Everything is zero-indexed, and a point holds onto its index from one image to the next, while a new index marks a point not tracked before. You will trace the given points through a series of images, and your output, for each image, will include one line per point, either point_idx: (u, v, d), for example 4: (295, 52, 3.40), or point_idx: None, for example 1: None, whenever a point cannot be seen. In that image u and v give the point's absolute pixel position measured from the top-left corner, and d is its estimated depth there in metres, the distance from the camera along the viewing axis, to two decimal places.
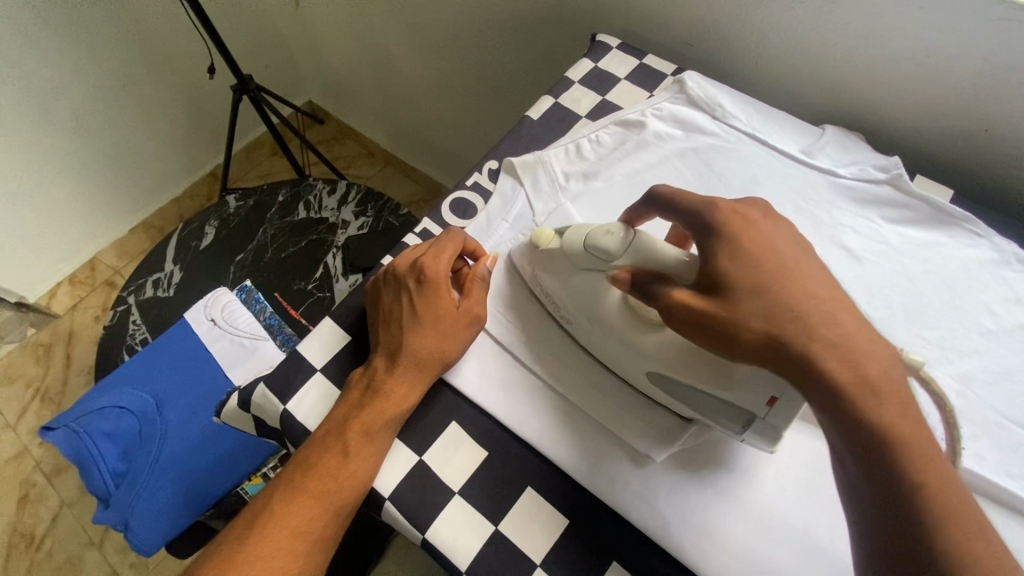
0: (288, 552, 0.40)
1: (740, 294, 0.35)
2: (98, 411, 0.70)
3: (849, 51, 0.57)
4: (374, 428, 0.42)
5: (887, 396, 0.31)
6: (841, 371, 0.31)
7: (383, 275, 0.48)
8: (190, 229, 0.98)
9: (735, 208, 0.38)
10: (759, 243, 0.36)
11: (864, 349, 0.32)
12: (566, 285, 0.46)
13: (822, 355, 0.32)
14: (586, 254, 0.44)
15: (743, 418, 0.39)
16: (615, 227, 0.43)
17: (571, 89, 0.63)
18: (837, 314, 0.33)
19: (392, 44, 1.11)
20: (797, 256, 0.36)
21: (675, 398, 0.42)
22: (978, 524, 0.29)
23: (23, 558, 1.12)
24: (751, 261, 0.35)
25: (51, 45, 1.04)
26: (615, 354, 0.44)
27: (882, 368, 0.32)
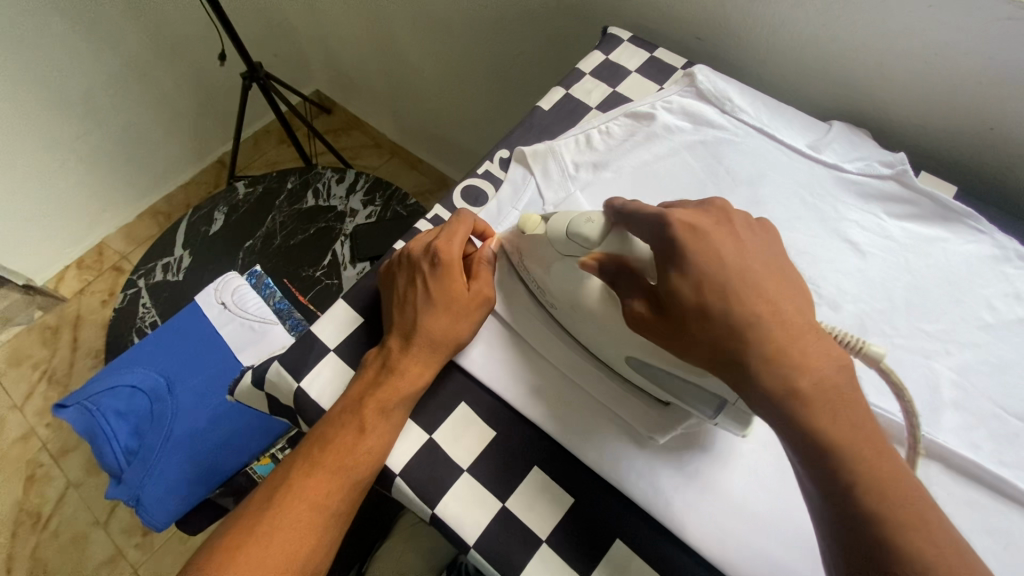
0: (307, 523, 0.42)
1: (690, 319, 0.35)
2: (110, 390, 0.71)
3: (858, 48, 0.58)
4: (389, 406, 0.43)
5: (819, 406, 0.32)
6: (777, 385, 0.33)
7: (398, 259, 0.50)
8: (200, 214, 0.99)
9: (688, 218, 0.37)
10: (698, 254, 0.35)
11: (803, 361, 0.33)
12: (552, 274, 0.45)
13: (763, 375, 0.33)
14: (568, 240, 0.43)
15: (714, 403, 0.39)
16: (595, 215, 0.42)
17: (582, 80, 0.64)
18: (776, 330, 0.33)
19: (402, 34, 1.12)
20: (740, 267, 0.35)
21: (654, 384, 0.42)
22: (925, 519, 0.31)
23: (29, 536, 1.13)
24: (702, 274, 0.35)
25: (63, 29, 1.05)
26: (598, 340, 0.44)
27: (816, 380, 0.33)
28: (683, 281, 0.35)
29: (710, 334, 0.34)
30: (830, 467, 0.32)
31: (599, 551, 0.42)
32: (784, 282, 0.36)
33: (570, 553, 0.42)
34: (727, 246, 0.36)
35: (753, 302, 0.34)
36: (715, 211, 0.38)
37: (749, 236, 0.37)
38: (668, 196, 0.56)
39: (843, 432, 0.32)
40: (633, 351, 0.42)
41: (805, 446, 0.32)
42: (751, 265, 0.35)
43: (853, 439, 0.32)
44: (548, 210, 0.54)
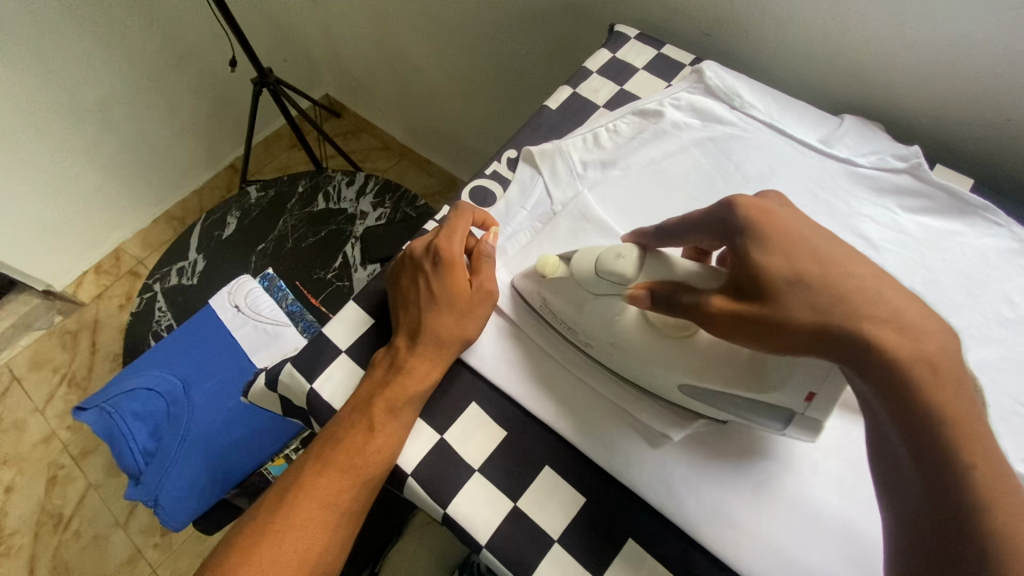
0: (319, 522, 0.42)
1: (791, 283, 0.33)
2: (128, 392, 0.72)
3: (870, 40, 0.57)
4: (397, 405, 0.44)
5: (945, 375, 0.30)
6: (903, 350, 0.31)
7: (402, 260, 0.50)
8: (213, 219, 1.00)
9: (757, 203, 0.36)
10: (796, 229, 0.35)
11: (919, 329, 0.31)
12: (584, 312, 0.45)
13: (888, 341, 0.31)
14: (600, 279, 0.42)
15: (784, 415, 0.39)
16: (626, 250, 0.42)
17: (589, 79, 0.64)
18: (887, 296, 0.32)
19: (410, 37, 1.12)
20: (827, 247, 0.34)
21: (707, 404, 0.42)
22: None
23: (51, 537, 1.16)
24: (792, 251, 0.34)
25: (79, 39, 1.07)
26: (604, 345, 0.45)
27: (939, 346, 0.31)
28: (773, 258, 0.34)
29: (817, 298, 0.33)
30: (949, 444, 0.29)
31: (611, 551, 0.42)
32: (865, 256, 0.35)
33: (583, 553, 0.42)
34: (810, 223, 0.36)
35: (857, 269, 0.33)
36: (774, 198, 0.39)
37: (818, 216, 0.38)
38: (677, 194, 0.55)
39: (958, 406, 0.30)
40: (686, 380, 0.41)
41: (913, 419, 0.30)
42: (840, 241, 0.35)
43: (967, 414, 0.30)
44: (556, 210, 0.54)
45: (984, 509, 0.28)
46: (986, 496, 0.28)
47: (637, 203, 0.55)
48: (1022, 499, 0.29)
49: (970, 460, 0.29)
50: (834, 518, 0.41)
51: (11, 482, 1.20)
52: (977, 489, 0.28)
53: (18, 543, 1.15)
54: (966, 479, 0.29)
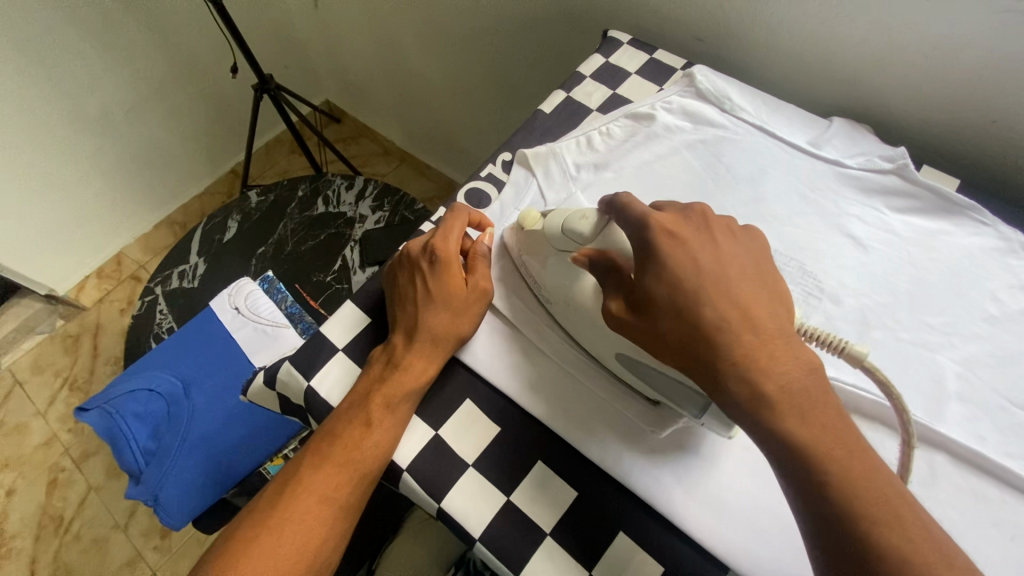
0: (317, 515, 0.43)
1: (659, 313, 0.37)
2: (128, 394, 0.72)
3: (857, 44, 0.58)
4: (394, 400, 0.45)
5: (786, 407, 0.33)
6: (743, 393, 0.34)
7: (399, 259, 0.51)
8: (213, 223, 1.01)
9: (665, 227, 0.39)
10: (674, 262, 0.37)
11: (770, 366, 0.34)
12: (546, 267, 0.48)
13: (729, 378, 0.35)
14: (563, 237, 0.46)
15: (699, 402, 0.39)
16: (591, 213, 0.45)
17: (583, 83, 0.65)
18: (742, 335, 0.35)
19: (408, 43, 1.14)
20: (712, 279, 0.37)
21: (642, 381, 0.43)
22: (896, 515, 0.31)
23: (52, 540, 1.16)
24: (675, 282, 0.37)
25: (83, 46, 1.09)
26: (593, 340, 0.46)
27: (784, 382, 0.34)
28: (659, 285, 0.37)
29: (679, 331, 0.36)
30: (806, 469, 0.33)
31: (603, 545, 0.42)
32: (757, 286, 0.37)
33: (575, 546, 0.42)
34: (702, 253, 0.38)
35: (721, 305, 0.36)
36: (696, 216, 0.40)
37: (728, 242, 0.39)
38: (668, 195, 0.56)
39: (812, 431, 0.33)
40: (623, 348, 0.43)
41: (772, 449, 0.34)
42: (727, 271, 0.37)
43: (823, 438, 0.33)
44: (550, 211, 0.55)
45: (844, 523, 0.32)
46: (850, 508, 0.32)
47: None
48: (895, 507, 0.32)
49: (823, 478, 0.32)
50: None
51: (12, 485, 1.21)
52: (838, 503, 0.32)
53: (18, 546, 1.16)
54: (826, 500, 0.32)
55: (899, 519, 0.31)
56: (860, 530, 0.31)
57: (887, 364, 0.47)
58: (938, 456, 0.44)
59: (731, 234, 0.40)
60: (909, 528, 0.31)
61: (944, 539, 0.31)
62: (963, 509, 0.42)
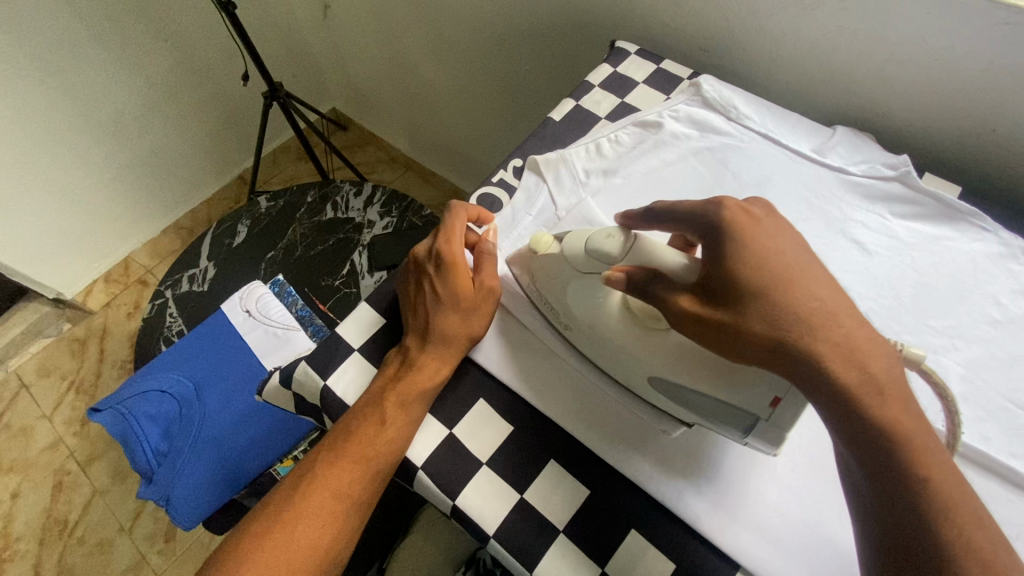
0: (331, 511, 0.44)
1: (751, 299, 0.36)
2: (141, 394, 0.74)
3: (859, 55, 0.60)
4: (408, 399, 0.45)
5: (888, 393, 0.33)
6: (851, 379, 0.33)
7: (406, 263, 0.52)
8: (223, 227, 1.03)
9: (743, 206, 0.39)
10: (764, 246, 0.37)
11: (869, 348, 0.34)
12: (567, 292, 0.48)
13: (836, 363, 0.34)
14: (587, 256, 0.46)
15: (745, 420, 0.39)
16: (615, 231, 0.45)
17: (591, 92, 0.67)
18: (843, 319, 0.35)
19: (416, 52, 1.16)
20: (796, 263, 0.37)
21: (670, 401, 0.44)
22: (973, 508, 0.32)
23: (56, 543, 1.16)
24: (767, 265, 0.37)
25: (97, 53, 1.11)
26: (606, 357, 0.47)
27: (884, 367, 0.34)
28: (746, 270, 0.37)
29: (782, 313, 0.35)
30: (904, 459, 0.33)
31: (615, 542, 0.43)
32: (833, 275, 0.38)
33: (588, 543, 0.43)
34: (782, 239, 0.38)
35: (817, 290, 0.36)
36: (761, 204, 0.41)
37: (795, 230, 0.41)
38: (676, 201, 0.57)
39: (909, 418, 0.33)
40: (656, 370, 0.43)
41: (869, 433, 0.33)
42: (808, 259, 0.38)
43: (919, 427, 0.33)
44: (560, 215, 0.57)
45: (937, 515, 0.32)
46: (938, 499, 0.32)
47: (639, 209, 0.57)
48: (972, 502, 0.33)
49: (921, 468, 0.33)
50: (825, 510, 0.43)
51: (17, 488, 1.21)
52: (929, 494, 0.32)
53: (23, 549, 1.16)
54: (923, 490, 0.32)
55: (975, 513, 0.32)
56: (950, 522, 0.32)
57: None
58: None
59: None
60: (983, 522, 0.32)
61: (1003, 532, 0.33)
62: None
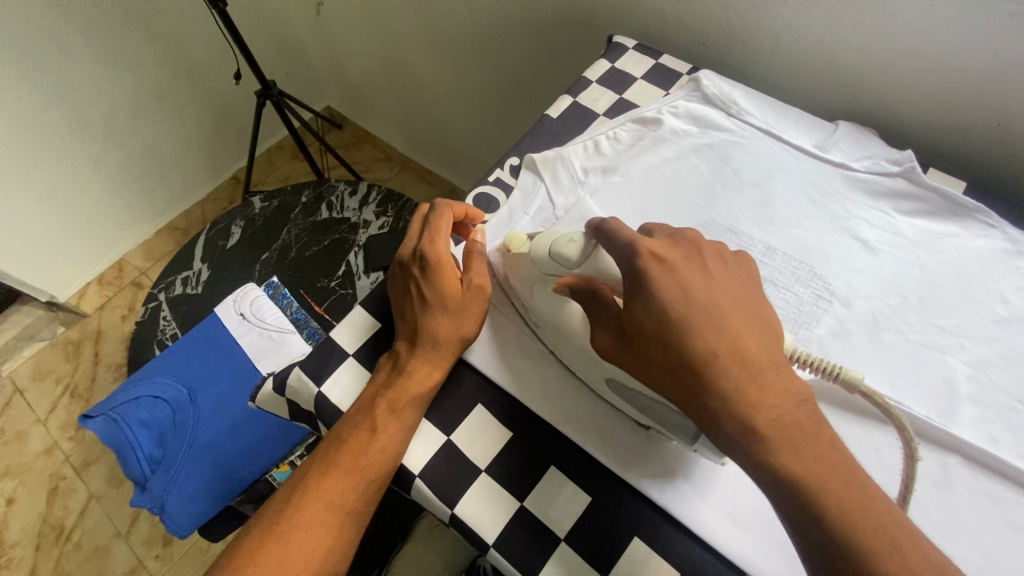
0: (325, 523, 0.43)
1: (649, 343, 0.38)
2: (133, 400, 0.72)
3: (862, 49, 0.59)
4: (399, 405, 0.44)
5: (778, 438, 0.35)
6: (733, 425, 0.35)
7: (393, 268, 0.51)
8: (217, 229, 1.01)
9: (655, 252, 0.39)
10: (665, 291, 0.38)
11: (760, 400, 0.35)
12: (534, 298, 0.47)
13: (722, 416, 0.36)
14: (551, 260, 0.44)
15: (688, 432, 0.40)
16: (578, 236, 0.44)
17: (589, 88, 0.66)
18: (732, 368, 0.36)
19: (411, 49, 1.15)
20: (703, 307, 0.38)
21: (633, 407, 0.43)
22: (891, 541, 0.32)
23: (52, 549, 1.15)
24: (664, 313, 0.38)
25: (86, 52, 1.09)
26: (580, 364, 0.46)
27: (776, 413, 0.35)
28: (646, 318, 0.38)
29: (668, 362, 0.38)
30: (802, 499, 0.34)
31: (617, 550, 0.42)
32: (749, 313, 0.38)
33: (590, 552, 0.42)
34: (692, 282, 0.39)
35: (710, 337, 0.37)
36: (684, 241, 0.41)
37: (720, 268, 0.40)
38: (676, 198, 0.56)
39: (806, 464, 0.34)
40: (612, 374, 0.43)
41: (768, 480, 0.35)
42: (720, 301, 0.38)
43: (818, 472, 0.34)
44: (559, 215, 0.55)
45: (847, 554, 0.32)
46: (849, 536, 0.33)
47: (638, 208, 0.56)
48: (891, 534, 0.33)
49: (822, 509, 0.33)
50: None
51: (12, 493, 1.20)
52: (833, 534, 0.33)
53: (20, 555, 1.15)
54: (824, 533, 0.33)
55: (894, 548, 0.32)
56: (858, 563, 0.32)
57: (900, 368, 0.47)
58: (951, 459, 0.44)
59: (720, 258, 0.41)
60: (907, 557, 0.32)
61: (943, 566, 0.32)
62: (976, 511, 0.42)
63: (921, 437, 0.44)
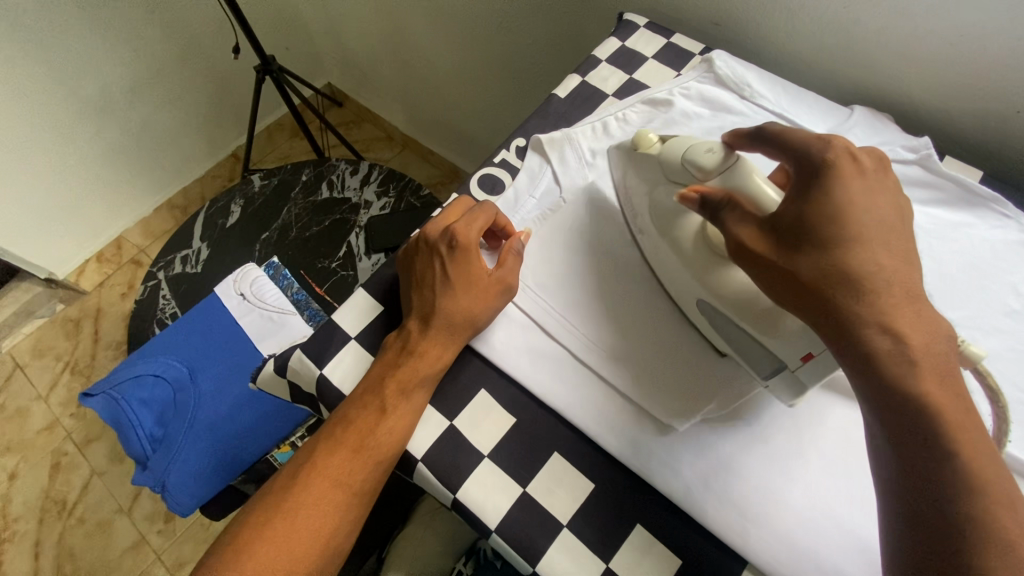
0: (331, 501, 0.43)
1: (810, 247, 0.37)
2: (133, 379, 0.72)
3: (883, 32, 0.56)
4: (410, 387, 0.44)
5: (926, 367, 0.32)
6: (883, 344, 0.33)
7: (415, 244, 0.50)
8: (216, 207, 1.00)
9: (853, 161, 0.39)
10: (845, 204, 0.37)
11: (919, 324, 0.34)
12: (653, 194, 0.50)
13: (871, 326, 0.34)
14: (683, 166, 0.47)
15: (772, 364, 0.42)
16: (716, 146, 0.46)
17: (598, 67, 0.64)
18: (896, 291, 0.35)
19: (415, 25, 1.11)
20: (874, 227, 0.36)
21: (717, 333, 0.45)
22: (1008, 499, 0.31)
23: (55, 524, 1.16)
24: (838, 222, 0.36)
25: (82, 24, 1.06)
26: (674, 277, 0.47)
27: (926, 342, 0.33)
28: (822, 223, 0.37)
29: (819, 268, 0.36)
30: (930, 429, 0.32)
31: (620, 536, 0.42)
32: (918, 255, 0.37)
33: (593, 538, 0.42)
34: (864, 203, 0.37)
35: (878, 254, 0.36)
36: (883, 169, 0.39)
37: (900, 203, 0.39)
38: None
39: (948, 394, 0.32)
40: (704, 295, 0.45)
41: (899, 405, 0.32)
42: (891, 229, 0.37)
43: (955, 407, 0.32)
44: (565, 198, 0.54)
45: (965, 496, 0.30)
46: (969, 483, 0.31)
47: None
48: (1010, 492, 0.31)
49: (947, 445, 0.31)
50: (835, 511, 0.41)
51: (15, 468, 1.21)
52: (955, 469, 0.31)
53: (23, 529, 1.16)
54: (949, 470, 0.31)
55: (1011, 503, 0.30)
56: (974, 503, 0.30)
57: None
58: None
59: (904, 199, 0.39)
60: (1020, 515, 0.30)
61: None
62: None
63: None
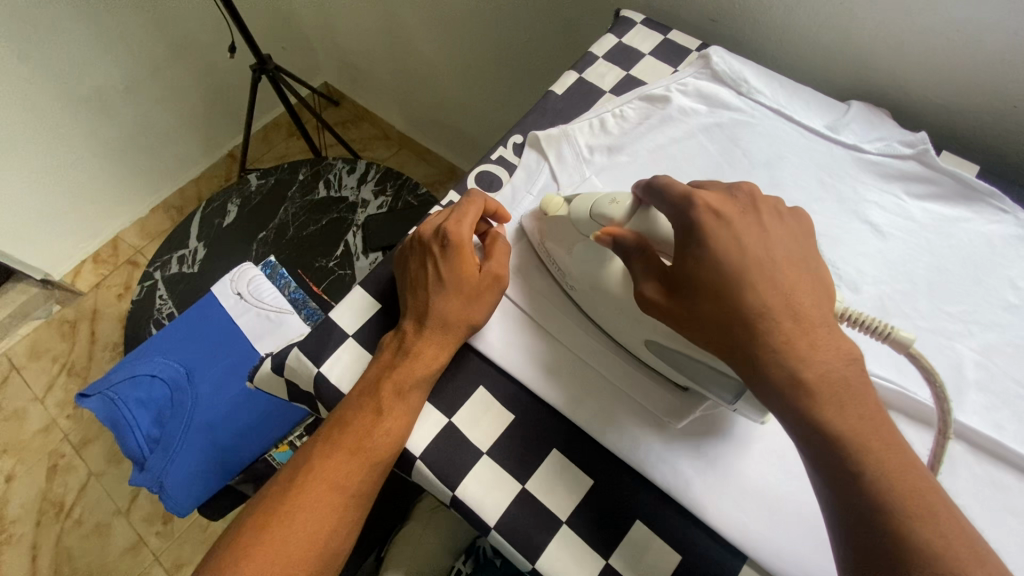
0: (328, 504, 0.42)
1: (700, 299, 0.36)
2: (131, 379, 0.72)
3: (880, 28, 0.56)
4: (406, 387, 0.44)
5: (828, 396, 0.33)
6: (783, 379, 0.33)
7: (410, 243, 0.50)
8: (213, 206, 0.99)
9: (711, 206, 0.37)
10: (720, 247, 0.36)
11: (811, 354, 0.33)
12: (573, 255, 0.46)
13: (770, 366, 0.34)
14: (592, 221, 0.44)
15: (733, 388, 0.39)
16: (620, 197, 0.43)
17: (596, 64, 0.64)
18: (787, 322, 0.34)
19: (412, 23, 1.11)
20: (755, 262, 0.36)
21: (668, 365, 0.43)
22: (930, 510, 0.31)
23: (53, 525, 1.16)
24: (715, 262, 0.36)
25: (79, 25, 1.06)
26: (617, 322, 0.45)
27: (824, 371, 0.33)
28: (699, 274, 0.36)
29: (720, 316, 0.36)
30: (844, 456, 0.32)
31: (618, 533, 0.42)
32: (804, 271, 0.37)
33: (592, 535, 0.42)
34: (747, 236, 0.37)
35: (766, 293, 0.35)
36: (742, 197, 0.39)
37: (772, 224, 0.38)
38: (684, 179, 0.55)
39: (853, 422, 0.33)
40: (653, 335, 0.43)
41: (814, 437, 0.33)
42: (772, 257, 0.36)
43: (863, 430, 0.32)
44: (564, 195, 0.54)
45: (887, 518, 0.31)
46: (890, 504, 0.31)
47: None
48: (930, 501, 0.31)
49: (861, 469, 0.32)
50: None
51: (12, 470, 1.20)
52: (875, 494, 0.31)
53: (20, 531, 1.15)
54: (864, 495, 0.32)
55: (933, 514, 0.31)
56: (895, 523, 0.31)
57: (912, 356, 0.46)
58: (957, 445, 0.44)
59: (777, 216, 0.39)
60: (942, 524, 0.31)
61: (976, 535, 0.31)
62: (975, 500, 0.42)
63: (926, 425, 0.44)
